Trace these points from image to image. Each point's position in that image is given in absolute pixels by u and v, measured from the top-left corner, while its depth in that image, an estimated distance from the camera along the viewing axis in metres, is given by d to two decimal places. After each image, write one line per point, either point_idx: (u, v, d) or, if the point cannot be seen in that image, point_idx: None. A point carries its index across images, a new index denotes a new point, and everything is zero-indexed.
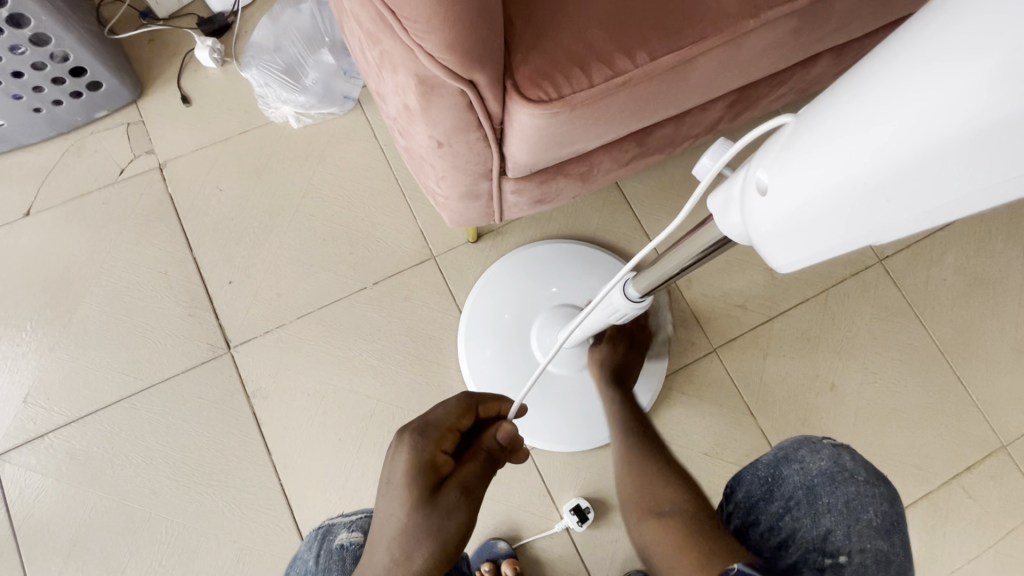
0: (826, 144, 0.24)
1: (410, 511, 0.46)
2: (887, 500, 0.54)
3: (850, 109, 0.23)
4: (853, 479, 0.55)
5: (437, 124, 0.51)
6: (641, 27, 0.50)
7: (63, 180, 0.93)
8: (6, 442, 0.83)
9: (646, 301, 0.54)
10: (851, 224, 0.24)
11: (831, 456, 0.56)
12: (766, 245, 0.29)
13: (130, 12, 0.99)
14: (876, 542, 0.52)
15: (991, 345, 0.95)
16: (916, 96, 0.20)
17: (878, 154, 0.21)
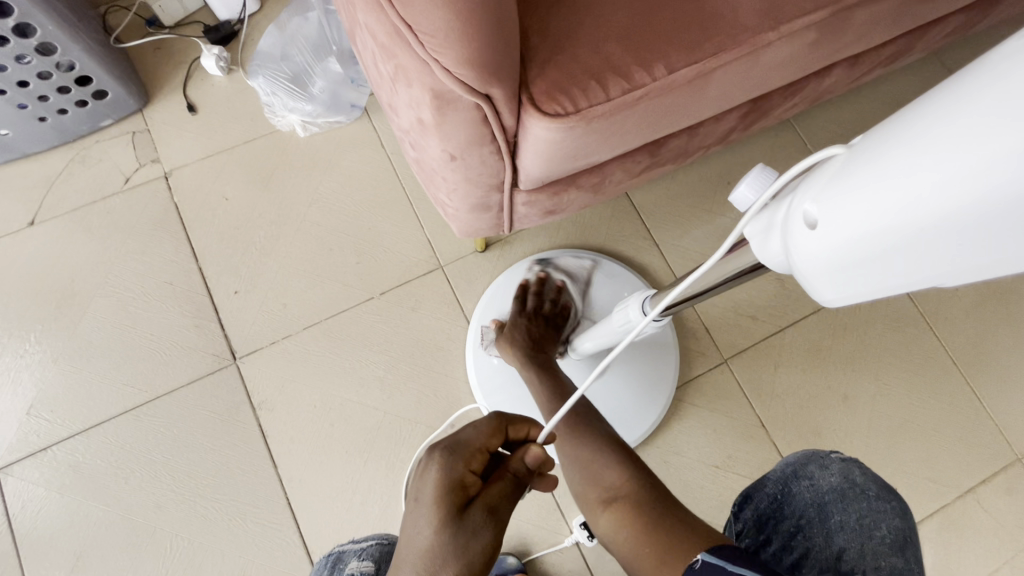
0: (885, 180, 0.23)
1: (434, 525, 0.45)
2: (899, 515, 0.53)
3: (908, 148, 0.22)
4: (865, 495, 0.54)
5: (451, 137, 0.50)
6: (659, 40, 0.49)
7: (68, 189, 0.92)
8: (9, 455, 0.82)
9: (664, 320, 0.53)
10: (901, 265, 0.24)
11: (840, 471, 0.55)
12: (809, 280, 0.29)
13: (137, 20, 0.98)
14: (893, 560, 0.50)
15: (1004, 355, 0.94)
16: (992, 136, 0.19)
17: (944, 193, 0.20)
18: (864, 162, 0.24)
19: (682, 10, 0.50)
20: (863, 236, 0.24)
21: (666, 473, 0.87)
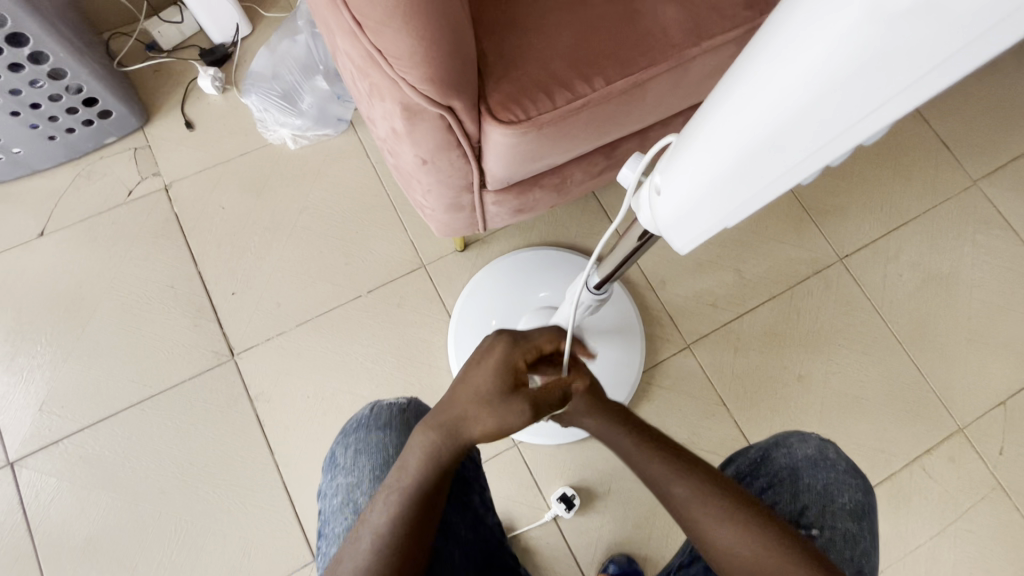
0: (697, 152, 0.33)
1: (484, 388, 0.49)
2: (861, 490, 0.60)
3: (703, 128, 0.32)
4: (834, 467, 0.61)
5: (422, 143, 0.58)
6: (598, 57, 0.58)
7: (75, 201, 0.99)
8: (23, 449, 0.88)
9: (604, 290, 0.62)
10: (722, 207, 0.34)
11: (816, 446, 0.62)
12: (674, 235, 0.39)
13: (137, 46, 1.06)
14: (848, 523, 0.58)
15: (946, 335, 1.02)
16: (740, 110, 0.29)
17: (729, 151, 0.31)
18: (687, 139, 0.34)
19: (617, 31, 0.58)
20: (697, 189, 0.34)
21: None
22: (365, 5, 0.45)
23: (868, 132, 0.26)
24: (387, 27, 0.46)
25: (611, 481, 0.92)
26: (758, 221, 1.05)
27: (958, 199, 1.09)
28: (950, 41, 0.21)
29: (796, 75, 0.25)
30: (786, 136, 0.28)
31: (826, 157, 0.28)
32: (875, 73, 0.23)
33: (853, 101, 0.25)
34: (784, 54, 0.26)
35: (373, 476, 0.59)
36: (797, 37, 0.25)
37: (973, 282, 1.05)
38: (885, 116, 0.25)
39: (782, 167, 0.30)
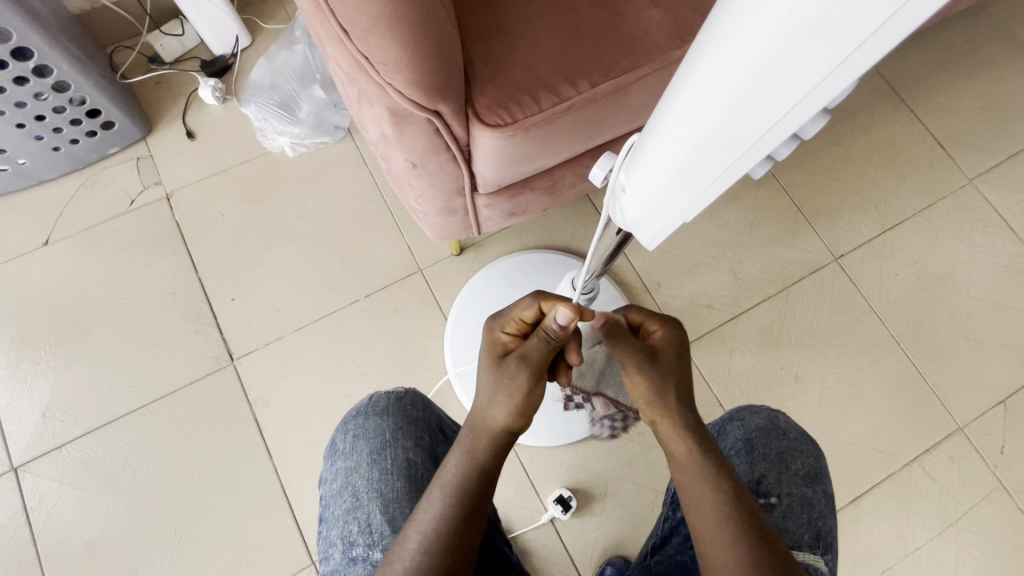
0: (654, 153, 0.37)
1: (490, 377, 0.53)
2: (813, 455, 0.62)
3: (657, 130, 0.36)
4: (786, 436, 0.63)
5: (411, 146, 0.59)
6: (583, 61, 0.59)
7: (79, 211, 1.01)
8: (27, 454, 0.89)
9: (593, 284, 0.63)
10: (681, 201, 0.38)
11: (767, 416, 0.64)
12: (643, 228, 0.43)
13: (140, 58, 1.09)
14: (802, 488, 0.60)
15: (943, 333, 1.01)
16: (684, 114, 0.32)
17: (681, 150, 0.34)
18: (646, 140, 0.38)
19: (602, 35, 0.60)
20: (661, 183, 0.37)
21: (633, 451, 0.94)
22: (350, 12, 0.46)
23: (785, 136, 0.29)
24: (371, 34, 0.48)
25: (609, 483, 0.92)
26: (752, 222, 1.05)
27: (954, 198, 1.09)
28: (829, 60, 0.24)
29: (718, 84, 0.29)
30: (719, 137, 0.32)
31: (755, 157, 0.32)
32: (778, 84, 0.26)
33: (765, 108, 0.28)
34: (707, 67, 0.29)
35: (371, 460, 0.59)
36: (716, 53, 0.28)
37: (970, 281, 1.04)
38: (794, 123, 0.28)
39: (721, 165, 0.33)
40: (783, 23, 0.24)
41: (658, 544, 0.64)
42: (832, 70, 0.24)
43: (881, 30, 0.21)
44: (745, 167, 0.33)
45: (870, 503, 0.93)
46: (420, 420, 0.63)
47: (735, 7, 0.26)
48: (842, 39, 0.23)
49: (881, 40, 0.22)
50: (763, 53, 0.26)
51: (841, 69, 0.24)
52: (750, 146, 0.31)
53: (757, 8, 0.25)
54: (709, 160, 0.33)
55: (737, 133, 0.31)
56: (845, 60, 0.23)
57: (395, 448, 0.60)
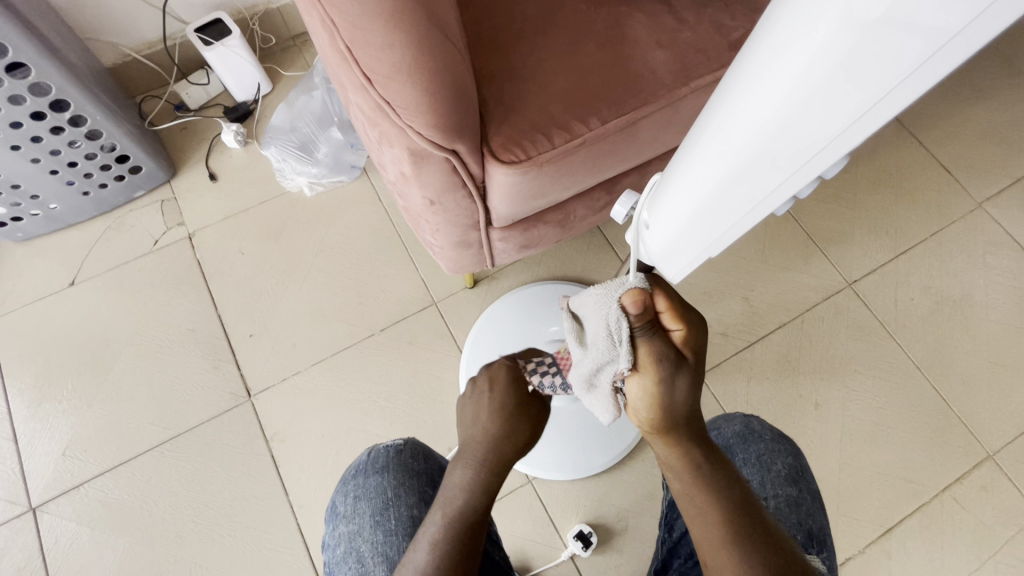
0: (679, 189, 0.38)
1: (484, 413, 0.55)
2: (791, 454, 0.63)
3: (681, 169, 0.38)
4: (763, 438, 0.64)
5: (429, 184, 0.61)
6: (593, 99, 0.61)
7: (104, 252, 1.04)
8: (45, 494, 0.89)
9: None
10: (708, 234, 0.39)
11: (742, 422, 0.66)
12: (666, 261, 0.44)
13: (167, 106, 1.14)
14: (785, 488, 0.61)
15: (964, 357, 1.00)
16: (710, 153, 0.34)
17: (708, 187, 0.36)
18: (667, 184, 0.40)
19: (611, 74, 0.62)
20: (687, 217, 0.39)
21: (653, 484, 0.92)
22: (373, 61, 0.49)
23: (812, 175, 0.31)
24: (393, 81, 0.50)
25: (629, 518, 0.90)
26: (762, 249, 1.06)
27: (965, 221, 1.09)
28: (853, 110, 0.26)
29: (743, 133, 0.31)
30: (745, 178, 0.34)
31: (782, 194, 0.34)
32: (806, 127, 0.28)
33: (791, 152, 0.30)
34: (731, 119, 0.32)
35: (374, 522, 0.59)
36: (738, 107, 0.31)
37: (987, 304, 1.04)
38: (820, 164, 0.30)
39: (750, 199, 0.35)
40: (812, 70, 0.25)
41: (662, 569, 0.63)
42: (856, 119, 0.26)
43: (913, 72, 0.23)
44: (772, 203, 0.35)
45: (902, 536, 0.89)
46: (421, 474, 0.63)
47: (754, 70, 0.29)
48: (862, 94, 0.25)
49: (902, 93, 0.24)
50: (788, 108, 0.28)
51: (867, 117, 0.26)
52: (777, 185, 0.33)
53: (777, 70, 0.27)
54: (737, 198, 0.35)
55: (765, 174, 0.33)
56: (869, 110, 0.26)
57: (398, 506, 0.60)
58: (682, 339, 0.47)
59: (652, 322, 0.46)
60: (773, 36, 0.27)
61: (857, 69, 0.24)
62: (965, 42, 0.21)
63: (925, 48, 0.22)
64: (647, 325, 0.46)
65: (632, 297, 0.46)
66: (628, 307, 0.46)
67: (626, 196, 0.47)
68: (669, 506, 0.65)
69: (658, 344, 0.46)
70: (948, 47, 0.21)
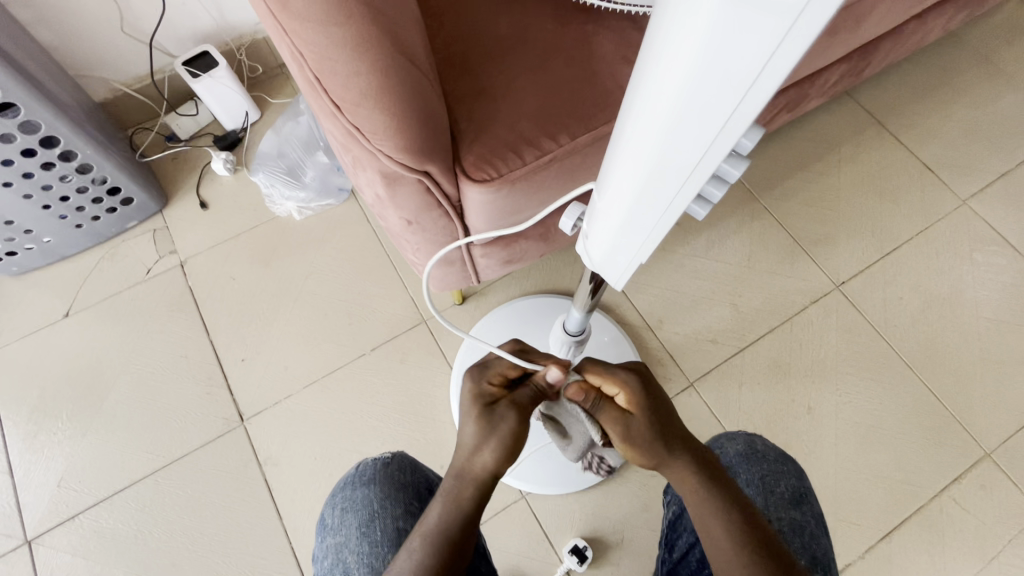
0: (606, 200, 0.39)
1: (473, 423, 0.49)
2: (795, 475, 0.61)
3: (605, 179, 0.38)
4: (765, 458, 0.62)
5: (404, 206, 0.63)
6: (562, 116, 0.62)
7: (98, 283, 1.06)
8: (40, 527, 0.89)
9: (590, 314, 0.67)
10: (640, 242, 0.39)
11: (744, 441, 0.63)
12: (609, 269, 0.45)
13: (158, 138, 1.17)
14: (790, 512, 0.58)
15: (956, 356, 0.99)
16: (625, 163, 0.34)
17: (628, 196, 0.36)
18: (598, 191, 0.40)
19: (580, 91, 0.64)
20: (618, 226, 0.39)
21: (647, 495, 0.91)
22: (340, 89, 0.50)
23: (713, 169, 0.31)
24: (360, 108, 0.52)
25: (624, 530, 0.89)
26: (749, 254, 1.07)
27: (950, 219, 1.09)
28: (730, 100, 0.26)
29: (645, 134, 0.31)
30: (658, 182, 0.33)
31: (690, 193, 0.33)
32: (700, 133, 0.28)
33: (688, 149, 0.30)
34: (637, 123, 0.31)
35: (360, 534, 0.58)
36: (637, 108, 0.31)
37: (976, 300, 1.03)
38: (716, 158, 0.30)
39: (664, 206, 0.35)
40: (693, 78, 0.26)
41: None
42: (736, 108, 0.26)
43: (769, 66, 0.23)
44: (683, 203, 0.34)
45: (902, 540, 0.88)
46: (408, 485, 0.62)
47: (647, 69, 0.29)
48: (735, 83, 0.25)
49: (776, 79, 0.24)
50: (678, 106, 0.28)
51: (745, 107, 0.26)
52: (683, 185, 0.33)
53: (661, 69, 0.27)
54: (651, 200, 0.35)
55: (670, 174, 0.32)
56: (745, 100, 0.25)
57: (384, 518, 0.58)
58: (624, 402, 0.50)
59: (600, 395, 0.51)
60: (657, 35, 0.27)
61: (731, 66, 0.24)
62: (810, 22, 0.21)
63: (776, 33, 0.22)
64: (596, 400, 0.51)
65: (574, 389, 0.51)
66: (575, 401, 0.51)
67: (573, 209, 0.47)
68: (670, 525, 0.63)
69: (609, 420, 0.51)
70: (798, 29, 0.21)
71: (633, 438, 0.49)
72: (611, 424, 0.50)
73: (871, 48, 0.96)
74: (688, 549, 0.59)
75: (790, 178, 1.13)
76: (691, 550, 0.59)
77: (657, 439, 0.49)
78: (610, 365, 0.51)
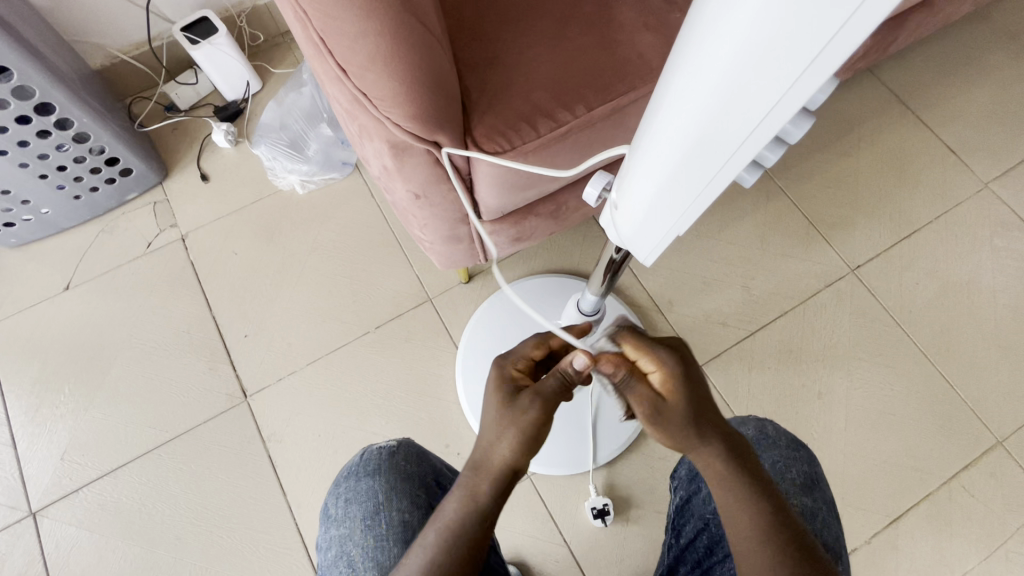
0: (639, 170, 0.36)
1: (495, 410, 0.47)
2: (806, 462, 0.60)
3: (640, 147, 0.35)
4: (778, 445, 0.60)
5: (413, 178, 0.60)
6: (580, 86, 0.59)
7: (98, 256, 1.04)
8: (44, 499, 0.89)
9: (604, 296, 0.65)
10: (671, 217, 0.37)
11: (756, 427, 0.62)
12: (637, 243, 0.43)
13: (157, 107, 1.14)
14: (801, 498, 0.57)
15: (971, 343, 0.97)
16: (663, 130, 0.32)
17: (665, 166, 0.34)
18: (632, 158, 0.37)
19: (598, 60, 0.61)
20: (650, 198, 0.37)
21: (653, 477, 0.91)
22: (346, 52, 0.48)
23: (759, 142, 0.28)
24: (368, 73, 0.49)
25: (629, 511, 0.89)
26: (762, 236, 1.04)
27: (971, 204, 1.06)
28: (791, 66, 0.23)
29: (689, 100, 0.28)
30: (697, 151, 0.31)
31: (738, 164, 0.30)
32: (753, 101, 0.26)
33: (739, 117, 0.27)
34: (681, 85, 0.29)
35: (365, 526, 0.57)
36: (685, 67, 0.28)
37: (994, 286, 1.01)
38: (772, 127, 0.27)
39: (703, 178, 0.33)
40: (750, 35, 0.23)
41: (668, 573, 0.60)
42: (798, 76, 0.23)
43: (847, 26, 0.20)
44: (725, 176, 0.32)
45: (909, 526, 0.87)
46: (413, 476, 0.60)
47: (701, 25, 0.26)
48: (801, 42, 0.22)
49: (849, 40, 0.21)
50: (728, 66, 0.25)
51: (812, 71, 0.23)
52: (728, 157, 0.30)
53: (718, 23, 0.24)
54: (689, 173, 0.33)
55: (713, 144, 0.30)
56: (814, 63, 0.23)
57: (389, 510, 0.57)
58: (659, 381, 0.48)
59: (630, 369, 0.49)
60: None
61: (796, 24, 0.21)
62: None
63: None
64: (631, 375, 0.48)
65: (608, 359, 0.49)
66: (603, 373, 0.50)
67: (598, 178, 0.45)
68: (677, 508, 0.62)
69: (638, 397, 0.48)
70: None
71: (661, 420, 0.46)
72: (641, 401, 0.47)
73: (899, 21, 0.91)
74: (697, 534, 0.58)
75: (807, 157, 1.09)
76: (700, 535, 0.57)
77: (691, 421, 0.46)
78: (651, 342, 0.49)
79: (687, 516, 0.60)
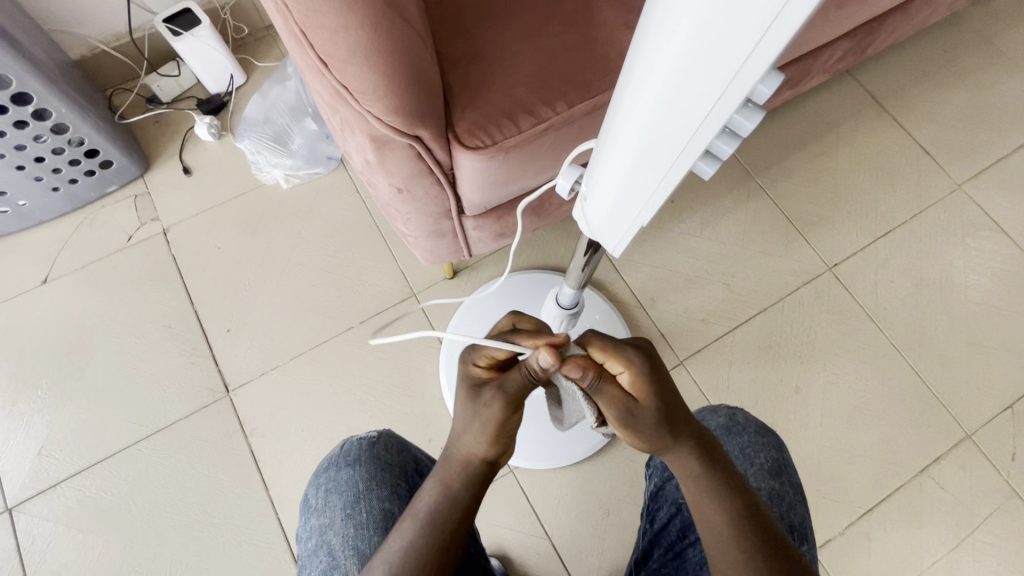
0: (605, 164, 0.37)
1: (460, 405, 0.46)
2: (774, 447, 0.61)
3: (604, 140, 0.36)
4: (746, 431, 0.61)
5: (395, 173, 0.61)
6: (560, 83, 0.60)
7: (77, 249, 1.02)
8: (20, 495, 0.88)
9: (582, 291, 0.66)
10: (637, 210, 0.38)
11: (726, 414, 0.63)
12: (605, 235, 0.43)
13: (138, 99, 1.12)
14: (769, 483, 0.58)
15: (943, 340, 1.00)
16: (624, 123, 0.33)
17: (628, 158, 0.34)
18: (598, 152, 0.38)
19: (578, 58, 0.61)
20: (615, 190, 0.38)
21: (634, 470, 0.92)
22: (327, 45, 0.48)
23: (714, 131, 0.29)
24: (348, 66, 0.49)
25: (610, 505, 0.90)
26: (743, 234, 1.06)
27: (944, 204, 1.09)
28: (736, 57, 0.24)
29: (648, 93, 0.29)
30: (657, 144, 0.32)
31: (694, 155, 0.31)
32: (703, 94, 0.27)
33: (691, 110, 0.28)
34: (638, 78, 0.29)
35: (345, 515, 0.57)
36: (640, 60, 0.29)
37: (966, 285, 1.04)
38: (722, 116, 0.28)
39: (662, 170, 0.33)
40: (699, 29, 0.24)
41: (643, 558, 0.62)
42: (742, 66, 0.24)
43: (781, 18, 0.21)
44: (683, 167, 0.33)
45: (881, 518, 0.90)
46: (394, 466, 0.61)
47: (652, 19, 0.27)
48: (744, 35, 0.23)
49: (784, 30, 0.22)
50: (679, 59, 0.26)
51: (753, 62, 0.24)
52: (685, 149, 0.31)
53: (667, 15, 0.25)
54: (651, 165, 0.34)
55: (672, 138, 0.31)
56: (755, 51, 0.23)
57: (369, 500, 0.58)
58: (629, 382, 0.48)
59: (602, 372, 0.48)
60: None
61: (738, 18, 0.22)
62: None
63: None
64: (600, 379, 0.46)
65: (576, 364, 0.45)
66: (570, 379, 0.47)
67: (569, 172, 0.45)
68: (652, 496, 0.63)
69: (610, 398, 0.47)
70: None
71: (634, 421, 0.47)
72: (612, 404, 0.47)
73: (875, 24, 0.93)
74: (671, 518, 0.59)
75: (787, 157, 1.11)
76: (673, 520, 0.59)
77: (663, 421, 0.47)
78: (620, 344, 0.49)
79: (661, 503, 0.61)
